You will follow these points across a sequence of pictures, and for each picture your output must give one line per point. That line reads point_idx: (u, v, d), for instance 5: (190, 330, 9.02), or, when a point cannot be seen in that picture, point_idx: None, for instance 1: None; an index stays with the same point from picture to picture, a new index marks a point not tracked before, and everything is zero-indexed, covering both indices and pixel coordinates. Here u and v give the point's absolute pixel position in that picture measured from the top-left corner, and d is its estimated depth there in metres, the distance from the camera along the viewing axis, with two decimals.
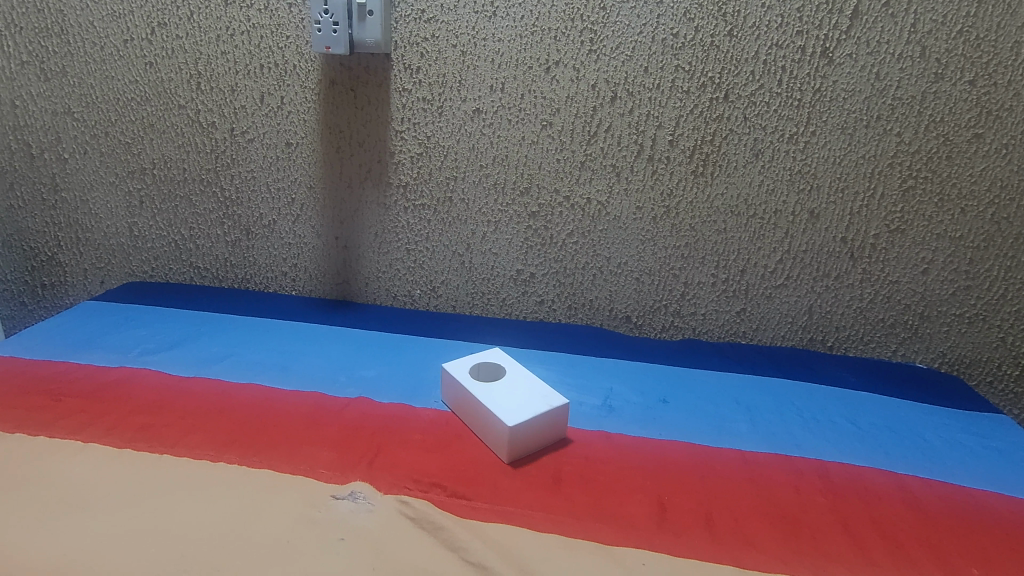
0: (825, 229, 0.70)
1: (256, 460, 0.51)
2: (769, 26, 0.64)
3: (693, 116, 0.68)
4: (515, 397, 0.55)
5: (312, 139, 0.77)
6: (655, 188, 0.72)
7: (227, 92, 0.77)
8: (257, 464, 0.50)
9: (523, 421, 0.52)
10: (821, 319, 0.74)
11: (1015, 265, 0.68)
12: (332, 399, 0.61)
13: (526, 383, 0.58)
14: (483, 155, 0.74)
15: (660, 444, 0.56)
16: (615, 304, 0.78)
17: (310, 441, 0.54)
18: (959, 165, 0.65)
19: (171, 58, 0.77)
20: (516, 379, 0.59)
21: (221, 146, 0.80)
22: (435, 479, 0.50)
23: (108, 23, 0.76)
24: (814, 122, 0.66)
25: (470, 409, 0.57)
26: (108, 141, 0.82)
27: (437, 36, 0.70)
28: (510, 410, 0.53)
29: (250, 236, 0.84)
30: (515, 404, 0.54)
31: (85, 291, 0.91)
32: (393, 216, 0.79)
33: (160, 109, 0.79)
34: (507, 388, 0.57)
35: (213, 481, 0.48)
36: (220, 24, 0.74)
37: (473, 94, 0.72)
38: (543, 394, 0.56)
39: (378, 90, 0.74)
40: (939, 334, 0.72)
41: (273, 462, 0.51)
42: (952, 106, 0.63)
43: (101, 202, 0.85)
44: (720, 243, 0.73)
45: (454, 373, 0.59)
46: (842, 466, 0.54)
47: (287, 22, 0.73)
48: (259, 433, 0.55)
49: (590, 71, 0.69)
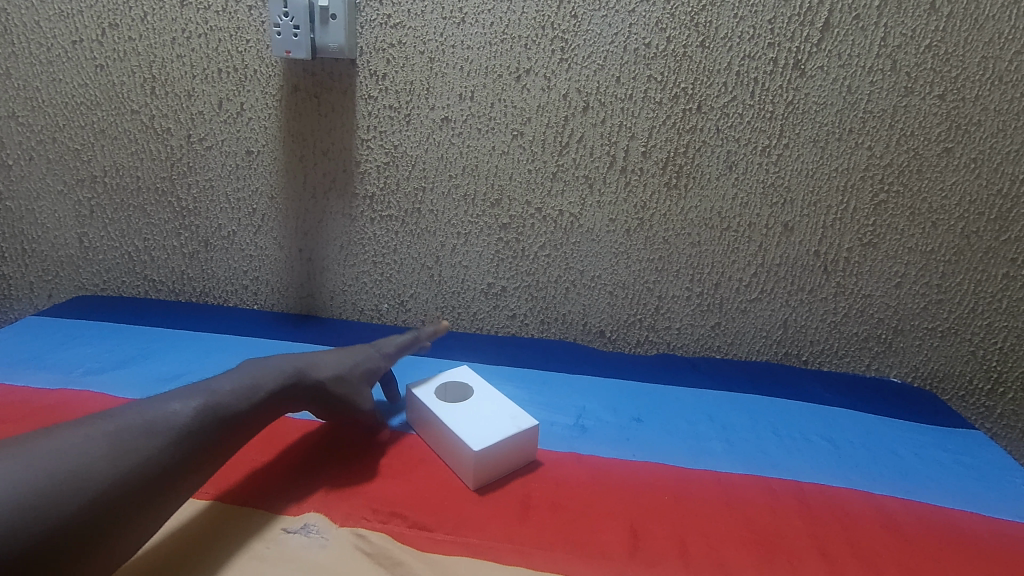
0: (799, 242, 0.69)
1: (208, 491, 0.47)
2: (741, 38, 0.63)
3: (666, 127, 0.67)
4: (482, 420, 0.53)
5: (274, 147, 0.74)
6: (628, 200, 0.70)
7: (183, 97, 0.73)
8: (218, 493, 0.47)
9: (488, 446, 0.49)
10: (795, 333, 0.73)
11: (985, 279, 0.67)
12: (281, 426, 0.56)
13: (494, 404, 0.55)
14: (452, 165, 0.72)
15: (633, 466, 0.54)
16: (589, 318, 0.77)
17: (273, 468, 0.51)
18: (930, 179, 0.65)
19: (123, 61, 0.73)
20: (483, 400, 0.56)
21: (177, 154, 0.76)
22: (395, 508, 0.47)
23: (55, 23, 0.72)
24: (788, 135, 0.66)
25: (437, 434, 0.54)
26: (56, 148, 0.78)
27: (404, 42, 0.68)
28: (476, 434, 0.50)
29: (209, 247, 0.80)
30: (484, 428, 0.52)
31: (31, 305, 0.86)
32: (358, 227, 0.76)
33: (112, 114, 0.75)
34: (475, 410, 0.54)
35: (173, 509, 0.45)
36: (175, 26, 0.71)
37: (442, 102, 0.69)
38: (512, 415, 0.53)
39: (342, 97, 0.71)
40: (912, 348, 0.72)
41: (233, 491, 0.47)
42: (923, 120, 0.63)
43: (48, 211, 0.80)
44: (695, 256, 0.72)
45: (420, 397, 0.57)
46: (818, 487, 0.53)
47: (246, 25, 0.69)
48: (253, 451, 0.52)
49: (562, 80, 0.67)
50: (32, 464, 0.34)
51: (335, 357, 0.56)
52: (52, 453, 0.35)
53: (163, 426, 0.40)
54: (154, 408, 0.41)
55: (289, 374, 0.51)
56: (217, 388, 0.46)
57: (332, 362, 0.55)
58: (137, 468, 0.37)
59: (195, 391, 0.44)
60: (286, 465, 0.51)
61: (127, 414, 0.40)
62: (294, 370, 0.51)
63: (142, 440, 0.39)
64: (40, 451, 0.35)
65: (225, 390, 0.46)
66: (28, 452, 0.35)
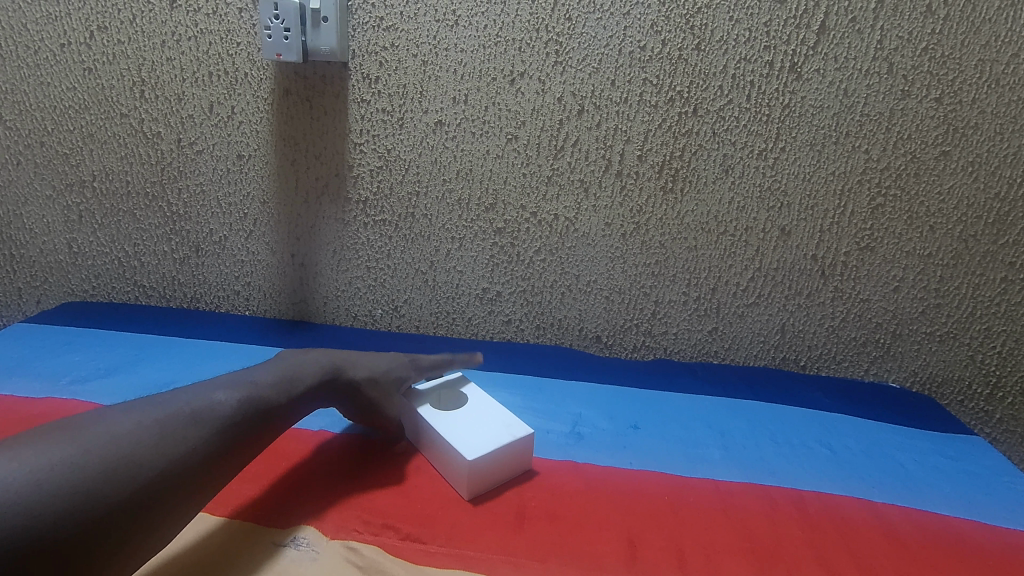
0: (796, 246, 0.69)
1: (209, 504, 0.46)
2: (737, 41, 0.62)
3: (662, 130, 0.66)
4: (477, 428, 0.52)
5: (265, 152, 0.73)
6: (624, 204, 0.70)
7: (173, 101, 0.72)
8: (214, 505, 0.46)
9: (483, 455, 0.48)
10: (793, 338, 0.73)
11: (983, 283, 0.67)
12: (292, 438, 0.55)
13: (489, 413, 0.54)
14: (446, 169, 0.71)
15: (630, 474, 0.53)
16: (585, 323, 0.76)
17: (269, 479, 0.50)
18: (928, 183, 0.65)
19: (112, 64, 0.72)
20: (478, 408, 0.55)
21: (167, 158, 0.75)
22: (388, 519, 0.46)
23: (42, 26, 0.71)
24: (784, 138, 0.65)
25: (431, 444, 0.53)
26: (44, 152, 0.77)
27: (397, 45, 0.67)
28: (469, 443, 0.50)
29: (200, 253, 0.79)
30: (480, 438, 0.51)
31: (19, 312, 0.85)
32: (352, 232, 0.75)
33: (101, 118, 0.74)
34: (470, 419, 0.53)
35: None
36: (165, 28, 0.70)
37: (435, 106, 0.69)
38: (507, 424, 0.53)
39: (334, 101, 0.70)
40: (910, 353, 0.71)
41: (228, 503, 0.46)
42: (920, 123, 0.63)
43: (36, 216, 0.79)
44: (691, 261, 0.71)
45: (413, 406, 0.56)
46: (818, 495, 0.52)
47: (237, 28, 0.69)
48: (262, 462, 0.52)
49: (556, 83, 0.66)
50: (85, 447, 0.35)
51: (376, 357, 0.57)
52: (104, 436, 0.36)
53: (209, 417, 0.41)
54: (199, 397, 0.42)
55: (326, 368, 0.52)
56: (257, 381, 0.46)
57: (372, 362, 0.56)
58: (176, 461, 0.37)
59: (238, 383, 0.45)
60: (286, 477, 0.50)
61: (172, 401, 0.41)
62: (331, 367, 0.52)
63: (187, 428, 0.39)
64: (93, 433, 0.36)
65: (266, 381, 0.47)
66: (81, 435, 0.35)
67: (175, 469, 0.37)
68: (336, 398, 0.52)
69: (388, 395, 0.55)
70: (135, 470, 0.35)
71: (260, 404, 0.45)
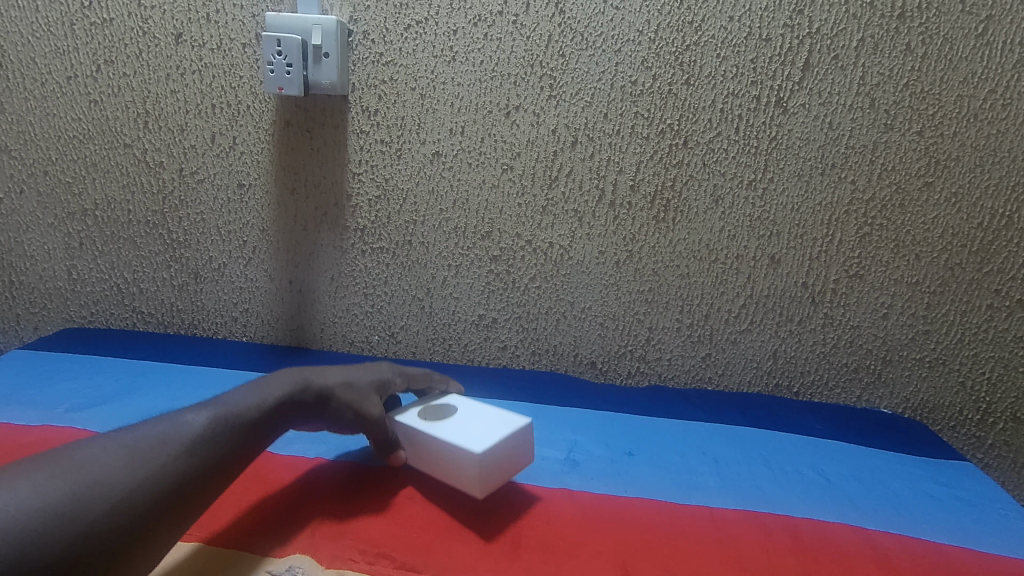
0: (786, 274, 0.70)
1: (204, 535, 0.46)
2: (725, 76, 0.65)
3: (653, 161, 0.68)
4: (476, 425, 0.53)
5: (266, 181, 0.74)
6: (617, 233, 0.71)
7: (176, 131, 0.74)
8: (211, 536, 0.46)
9: (491, 445, 0.49)
10: (785, 364, 0.74)
11: (970, 310, 0.68)
12: (287, 468, 0.55)
13: (481, 411, 0.55)
14: (443, 199, 0.73)
15: (625, 501, 0.54)
16: (580, 349, 0.77)
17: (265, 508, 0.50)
18: (913, 213, 0.66)
19: (118, 96, 0.74)
20: (467, 410, 0.56)
21: (169, 187, 0.76)
22: (383, 548, 0.46)
23: (50, 59, 0.73)
24: (772, 169, 0.67)
25: (427, 449, 0.52)
26: (47, 181, 0.78)
27: (396, 79, 0.69)
28: (474, 438, 0.50)
29: (198, 279, 0.80)
30: (478, 432, 0.51)
31: (16, 338, 0.85)
32: (350, 259, 0.76)
33: (104, 148, 0.76)
34: (465, 418, 0.54)
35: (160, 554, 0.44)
36: (170, 62, 0.72)
37: (433, 137, 0.71)
38: (502, 416, 0.53)
39: (334, 132, 0.72)
40: (901, 379, 0.72)
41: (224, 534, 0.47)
42: (903, 155, 0.65)
43: (37, 243, 0.80)
44: (684, 288, 0.72)
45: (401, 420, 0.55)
46: (811, 522, 0.53)
47: (240, 62, 0.71)
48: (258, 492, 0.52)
49: (550, 116, 0.68)
50: (58, 478, 0.34)
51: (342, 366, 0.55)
52: (75, 467, 0.35)
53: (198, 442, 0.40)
54: (167, 421, 0.41)
55: (296, 383, 0.50)
56: (229, 403, 0.45)
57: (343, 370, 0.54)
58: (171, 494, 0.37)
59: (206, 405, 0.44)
60: (282, 506, 0.50)
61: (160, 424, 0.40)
62: (301, 379, 0.51)
63: (160, 450, 0.39)
64: (63, 465, 0.35)
65: (237, 401, 0.45)
66: (50, 468, 0.35)
67: (157, 489, 0.37)
68: (313, 411, 0.50)
69: (366, 396, 0.53)
70: (112, 495, 0.35)
71: (234, 419, 0.44)
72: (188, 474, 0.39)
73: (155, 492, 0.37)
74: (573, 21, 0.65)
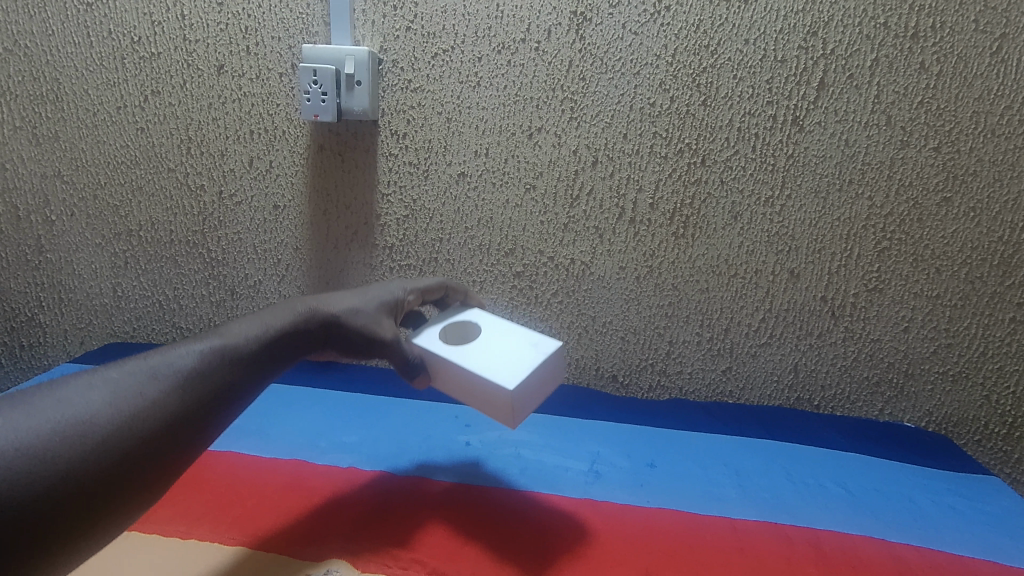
0: (805, 288, 0.71)
1: (250, 539, 0.50)
2: (741, 97, 0.67)
3: (672, 179, 0.70)
4: (507, 356, 0.54)
5: (299, 202, 0.78)
6: (637, 249, 0.73)
7: (216, 156, 0.78)
8: (257, 541, 0.50)
9: (528, 376, 0.51)
10: (806, 377, 0.75)
11: (993, 323, 0.68)
12: (324, 476, 0.59)
13: (509, 343, 0.56)
14: (468, 218, 0.75)
15: (648, 511, 0.55)
16: (602, 363, 0.78)
17: (304, 514, 0.53)
18: (931, 228, 0.67)
19: (163, 124, 0.78)
20: (492, 340, 0.56)
21: (208, 209, 0.80)
22: (415, 554, 0.49)
23: (102, 91, 0.78)
24: (790, 186, 0.68)
25: (454, 377, 0.53)
26: (95, 204, 0.83)
27: (423, 104, 0.72)
28: (511, 370, 0.51)
29: (235, 296, 0.83)
30: (508, 365, 0.52)
31: (64, 352, 0.90)
32: (378, 276, 0.80)
33: (150, 173, 0.81)
34: (492, 350, 0.55)
35: (209, 558, 0.47)
36: (212, 92, 0.76)
37: (458, 159, 0.74)
38: (533, 350, 0.54)
39: (364, 155, 0.75)
40: (924, 392, 0.72)
41: (268, 538, 0.50)
42: (920, 171, 0.66)
43: (85, 262, 0.85)
44: (704, 302, 0.74)
45: (423, 343, 0.56)
46: (834, 534, 0.53)
47: (278, 91, 0.75)
48: (297, 498, 0.55)
49: (571, 137, 0.71)
50: (48, 415, 0.37)
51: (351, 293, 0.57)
52: (66, 403, 0.38)
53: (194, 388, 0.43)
54: (163, 354, 0.44)
55: (300, 314, 0.53)
56: (232, 334, 0.48)
57: (350, 296, 0.57)
58: None
59: (208, 336, 0.47)
60: (320, 513, 0.53)
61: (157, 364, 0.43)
62: (307, 309, 0.54)
63: (147, 385, 0.41)
64: (58, 401, 0.38)
65: (236, 332, 0.48)
66: (44, 403, 0.37)
67: (146, 425, 0.39)
68: (323, 335, 0.54)
69: (375, 317, 0.55)
70: (102, 432, 0.38)
71: (230, 351, 0.46)
72: (179, 408, 0.41)
73: (147, 431, 0.39)
74: (593, 47, 0.68)
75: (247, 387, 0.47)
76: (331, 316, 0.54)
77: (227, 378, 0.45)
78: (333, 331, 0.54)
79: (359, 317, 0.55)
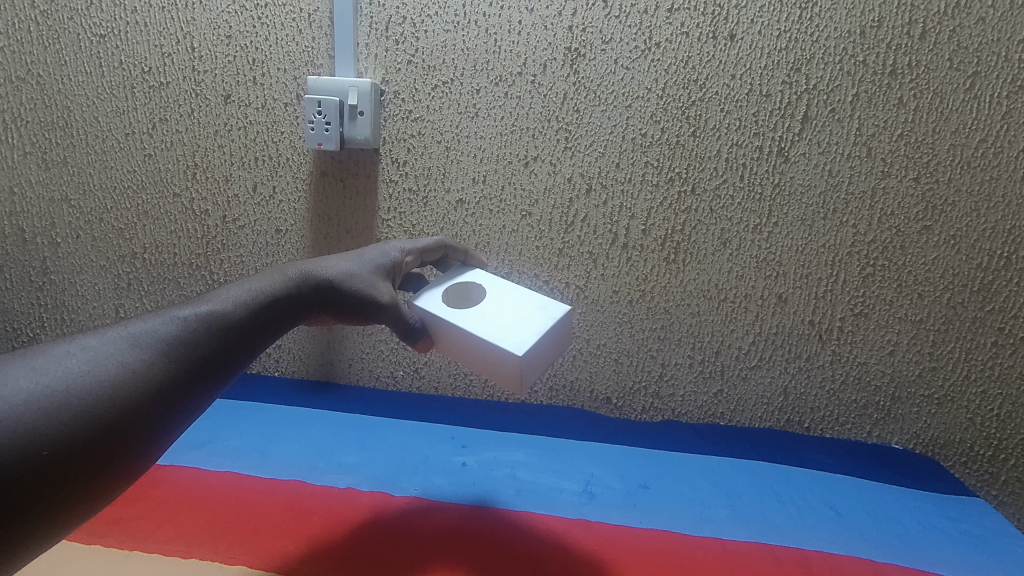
0: (793, 312, 0.73)
1: (248, 561, 0.50)
2: (728, 129, 0.69)
3: (663, 207, 0.73)
4: (517, 317, 0.55)
5: (301, 226, 0.80)
6: (630, 274, 0.75)
7: (221, 182, 0.81)
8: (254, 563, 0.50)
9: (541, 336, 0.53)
10: (795, 400, 0.76)
11: (975, 347, 0.70)
12: (322, 497, 0.59)
13: (516, 305, 0.57)
14: (466, 242, 0.78)
15: (641, 533, 0.56)
16: (596, 385, 0.80)
17: (302, 536, 0.54)
18: (913, 255, 0.69)
19: (170, 150, 0.81)
20: (498, 303, 0.58)
21: (212, 232, 0.82)
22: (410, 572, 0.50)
23: (111, 118, 0.81)
24: (776, 214, 0.71)
25: (463, 340, 0.54)
26: (101, 227, 0.85)
27: (423, 134, 0.75)
28: (524, 330, 0.53)
29: None
30: (519, 328, 0.53)
31: None
32: None
33: (156, 197, 0.83)
34: (501, 313, 0.56)
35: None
36: (219, 120, 0.79)
37: (457, 186, 0.76)
38: (541, 313, 0.56)
39: (366, 181, 0.78)
40: (911, 415, 0.74)
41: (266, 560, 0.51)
42: (901, 200, 0.68)
43: (89, 284, 0.87)
44: (695, 326, 0.76)
45: (423, 305, 0.56)
46: (824, 555, 0.54)
47: (282, 120, 0.77)
48: (296, 519, 0.56)
49: (566, 166, 0.73)
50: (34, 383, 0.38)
51: (345, 255, 0.57)
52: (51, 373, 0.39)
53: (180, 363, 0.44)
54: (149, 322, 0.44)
55: (291, 278, 0.53)
56: (220, 301, 0.48)
57: (341, 258, 0.56)
58: None
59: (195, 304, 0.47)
60: (319, 534, 0.54)
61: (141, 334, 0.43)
62: (298, 275, 0.53)
63: (129, 354, 0.42)
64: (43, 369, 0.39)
65: (225, 298, 0.49)
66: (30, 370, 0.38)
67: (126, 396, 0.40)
68: (317, 300, 0.54)
69: (370, 279, 0.56)
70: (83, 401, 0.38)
71: (216, 317, 0.47)
72: (161, 380, 0.42)
73: (130, 406, 0.40)
74: (587, 80, 0.71)
75: (235, 355, 0.47)
76: (325, 279, 0.54)
77: (214, 348, 0.46)
78: (328, 295, 0.54)
79: (356, 280, 0.55)
